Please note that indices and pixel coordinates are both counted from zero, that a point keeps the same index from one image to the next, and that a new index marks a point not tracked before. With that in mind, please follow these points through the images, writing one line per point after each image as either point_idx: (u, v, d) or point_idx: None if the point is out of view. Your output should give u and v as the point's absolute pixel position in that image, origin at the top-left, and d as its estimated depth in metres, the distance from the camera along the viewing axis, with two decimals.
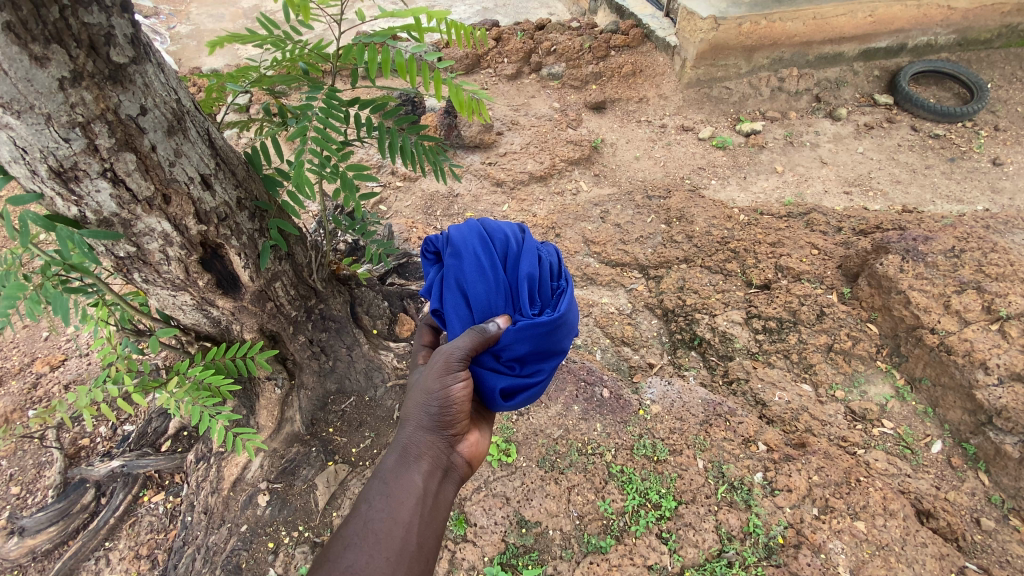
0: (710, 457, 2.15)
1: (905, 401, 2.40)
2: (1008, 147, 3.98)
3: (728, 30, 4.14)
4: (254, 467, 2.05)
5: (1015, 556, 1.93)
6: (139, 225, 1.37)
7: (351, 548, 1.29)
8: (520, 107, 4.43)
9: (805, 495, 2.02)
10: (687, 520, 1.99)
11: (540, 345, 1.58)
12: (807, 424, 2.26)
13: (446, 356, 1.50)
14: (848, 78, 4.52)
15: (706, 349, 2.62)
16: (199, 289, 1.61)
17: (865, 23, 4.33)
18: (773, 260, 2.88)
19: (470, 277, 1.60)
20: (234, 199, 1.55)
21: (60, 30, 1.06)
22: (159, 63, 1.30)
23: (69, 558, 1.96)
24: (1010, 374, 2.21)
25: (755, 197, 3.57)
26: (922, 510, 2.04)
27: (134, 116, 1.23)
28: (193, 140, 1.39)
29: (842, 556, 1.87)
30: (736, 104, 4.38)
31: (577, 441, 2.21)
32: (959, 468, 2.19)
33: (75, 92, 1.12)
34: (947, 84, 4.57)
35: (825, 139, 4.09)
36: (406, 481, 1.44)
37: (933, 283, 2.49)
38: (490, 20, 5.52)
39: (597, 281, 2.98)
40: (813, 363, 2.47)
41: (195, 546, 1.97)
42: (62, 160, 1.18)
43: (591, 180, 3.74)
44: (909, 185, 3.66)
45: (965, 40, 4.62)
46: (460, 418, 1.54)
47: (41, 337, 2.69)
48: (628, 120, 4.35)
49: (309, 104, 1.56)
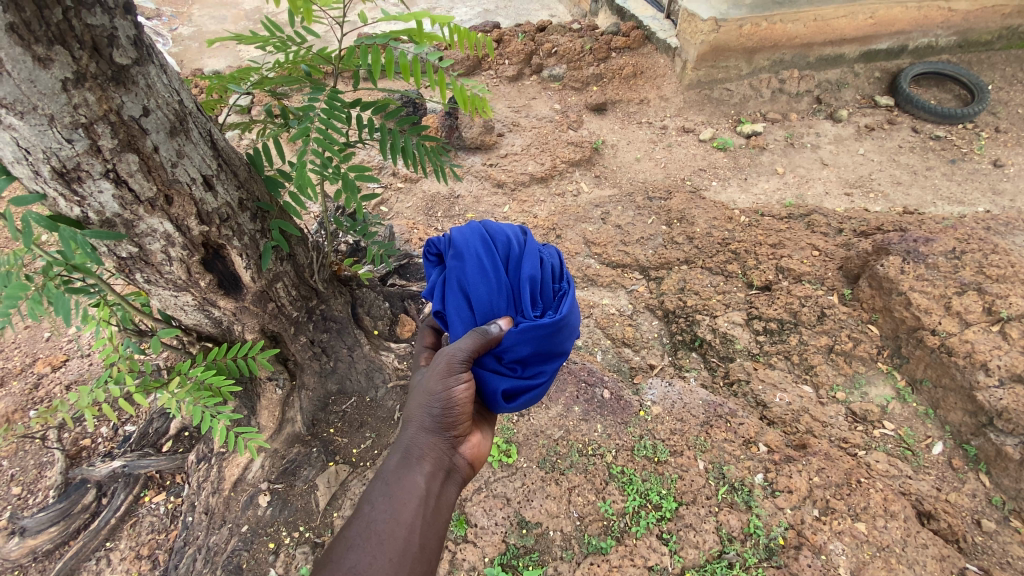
0: (711, 458, 2.15)
1: (905, 402, 2.40)
2: (1009, 148, 3.98)
3: (728, 32, 4.15)
4: (254, 468, 2.05)
5: (1015, 558, 1.93)
6: (141, 226, 1.37)
7: (354, 548, 1.29)
8: (520, 108, 4.44)
9: (805, 497, 2.02)
10: (687, 521, 1.99)
11: (542, 347, 1.59)
12: (808, 425, 2.26)
13: (448, 357, 1.50)
14: (848, 80, 4.52)
15: (706, 350, 2.62)
16: (201, 290, 1.62)
17: (865, 25, 4.33)
18: (774, 262, 2.88)
19: (472, 278, 1.61)
20: (235, 200, 1.55)
21: (63, 32, 1.06)
22: (161, 64, 1.30)
23: (70, 559, 1.97)
24: (1010, 376, 2.21)
25: (755, 199, 3.57)
26: (922, 512, 2.04)
27: (136, 118, 1.23)
28: (195, 142, 1.40)
29: (842, 557, 1.87)
30: (737, 106, 4.38)
31: (577, 442, 2.21)
32: (959, 470, 2.19)
33: (78, 94, 1.13)
34: (947, 85, 4.57)
35: (826, 141, 4.09)
36: (409, 482, 1.44)
37: (933, 285, 2.49)
38: (491, 22, 5.53)
39: (597, 282, 2.98)
40: (814, 364, 2.47)
41: (196, 546, 1.97)
42: (65, 161, 1.18)
43: (591, 181, 3.74)
44: (909, 186, 3.66)
45: (966, 42, 4.63)
46: (462, 419, 1.54)
47: (42, 338, 2.69)
48: (628, 121, 4.35)
49: (311, 105, 1.56)
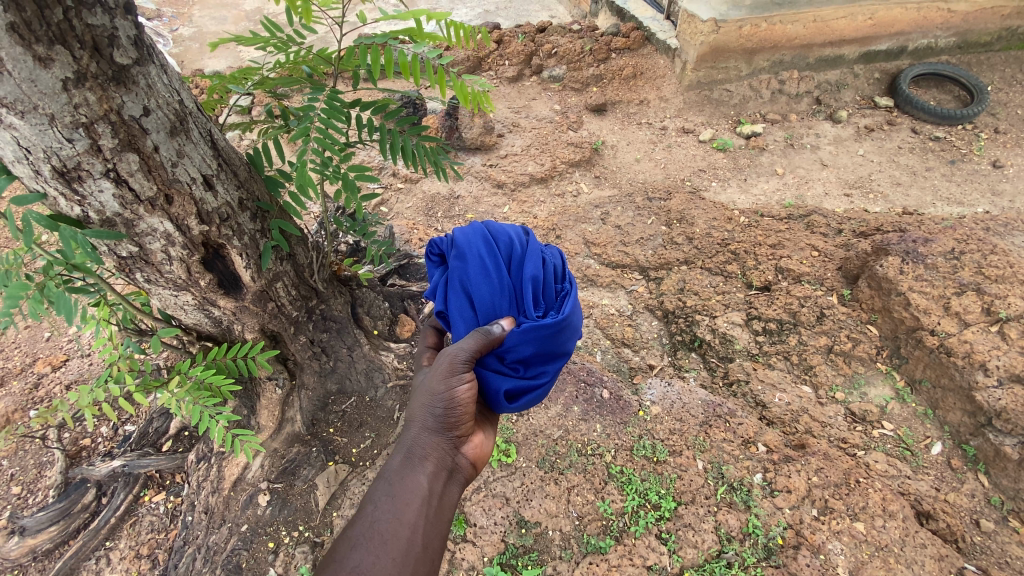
0: (710, 458, 2.16)
1: (905, 403, 2.40)
2: (1008, 149, 3.98)
3: (728, 32, 4.16)
4: (254, 468, 2.05)
5: (1013, 558, 1.93)
6: (142, 225, 1.38)
7: (357, 548, 1.29)
8: (520, 109, 4.44)
9: (804, 497, 2.02)
10: (686, 520, 1.99)
11: (544, 348, 1.59)
12: (807, 426, 2.26)
13: (451, 357, 1.51)
14: (848, 80, 4.53)
15: (706, 350, 2.62)
16: (201, 290, 1.62)
17: (864, 26, 4.34)
18: (773, 262, 2.88)
19: (475, 279, 1.61)
20: (235, 200, 1.56)
21: (63, 32, 1.07)
22: (162, 64, 1.30)
23: (69, 558, 1.97)
24: (1009, 376, 2.21)
25: (754, 200, 3.58)
26: (921, 512, 2.04)
27: (136, 117, 1.24)
28: (195, 141, 1.40)
29: (842, 557, 1.87)
30: (736, 107, 4.38)
31: (577, 442, 2.21)
32: (958, 469, 2.19)
33: (79, 93, 1.13)
34: (947, 86, 4.57)
35: (825, 141, 4.10)
36: (411, 482, 1.44)
37: (932, 286, 2.50)
38: (491, 23, 5.54)
39: (597, 283, 2.98)
40: (813, 365, 2.47)
41: (196, 545, 1.98)
42: (65, 160, 1.19)
43: (591, 182, 3.75)
44: (909, 187, 3.67)
45: (965, 43, 4.63)
46: (465, 419, 1.55)
47: (42, 338, 2.69)
48: (628, 122, 4.35)
49: (311, 105, 1.57)
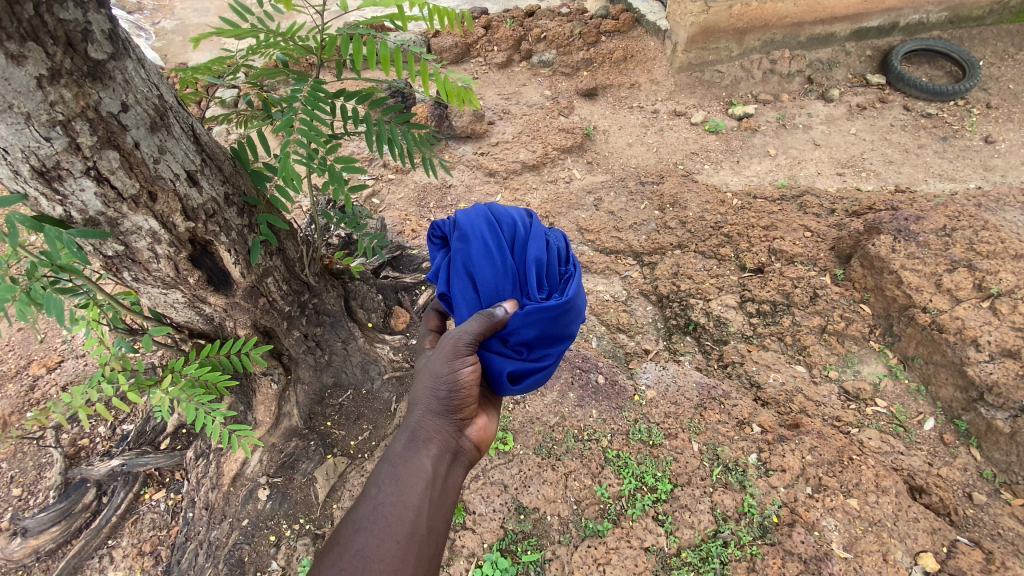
0: (705, 440, 2.18)
1: (897, 379, 2.41)
2: (1000, 124, 3.98)
3: (718, 13, 4.10)
4: (253, 463, 2.07)
5: (1005, 529, 1.96)
6: (126, 224, 1.37)
7: (361, 532, 1.28)
8: (511, 96, 4.39)
9: (798, 475, 2.04)
10: (682, 502, 2.02)
11: (549, 330, 1.59)
12: (801, 405, 2.29)
13: (453, 340, 1.51)
14: (840, 58, 4.48)
15: (700, 334, 2.63)
16: (190, 287, 1.61)
17: (855, 3, 4.28)
18: (766, 244, 2.88)
19: (477, 260, 1.60)
20: (220, 195, 1.54)
21: (35, 28, 1.04)
22: (138, 58, 1.28)
23: (72, 558, 1.99)
24: (1000, 351, 2.24)
25: (747, 181, 3.57)
26: (915, 487, 2.07)
27: (115, 114, 1.22)
28: (177, 137, 1.39)
29: (834, 533, 1.90)
30: (728, 88, 4.36)
31: (573, 428, 2.23)
32: (951, 444, 2.21)
33: (54, 90, 1.11)
34: (939, 62, 4.55)
35: (817, 121, 4.08)
36: (415, 464, 1.44)
37: (924, 263, 2.50)
38: (478, 8, 5.45)
39: (591, 270, 2.97)
40: (807, 345, 2.48)
41: (197, 541, 2.00)
42: (43, 159, 1.17)
43: (583, 168, 3.73)
44: (901, 165, 3.66)
45: (957, 18, 4.59)
46: (468, 402, 1.55)
47: (36, 340, 2.68)
48: (619, 106, 4.32)
49: (294, 96, 1.52)
